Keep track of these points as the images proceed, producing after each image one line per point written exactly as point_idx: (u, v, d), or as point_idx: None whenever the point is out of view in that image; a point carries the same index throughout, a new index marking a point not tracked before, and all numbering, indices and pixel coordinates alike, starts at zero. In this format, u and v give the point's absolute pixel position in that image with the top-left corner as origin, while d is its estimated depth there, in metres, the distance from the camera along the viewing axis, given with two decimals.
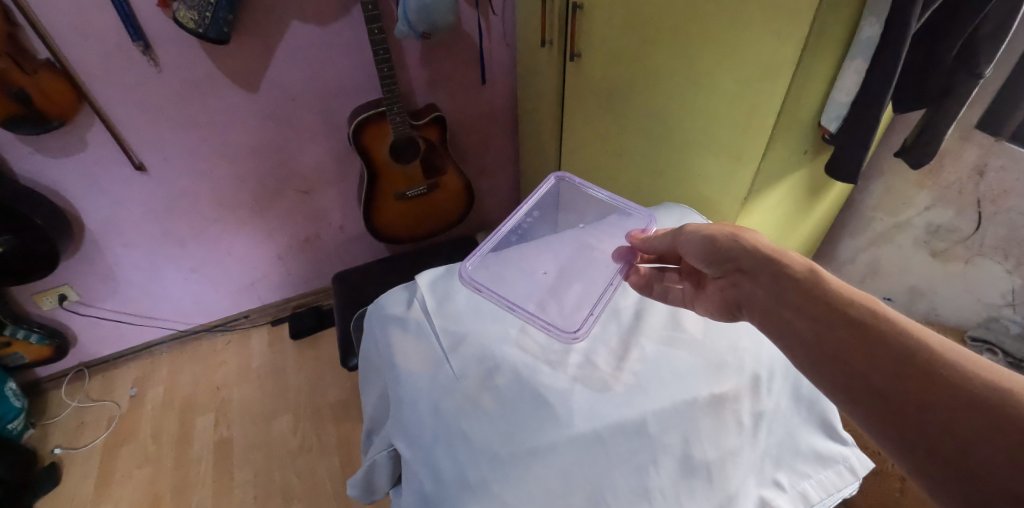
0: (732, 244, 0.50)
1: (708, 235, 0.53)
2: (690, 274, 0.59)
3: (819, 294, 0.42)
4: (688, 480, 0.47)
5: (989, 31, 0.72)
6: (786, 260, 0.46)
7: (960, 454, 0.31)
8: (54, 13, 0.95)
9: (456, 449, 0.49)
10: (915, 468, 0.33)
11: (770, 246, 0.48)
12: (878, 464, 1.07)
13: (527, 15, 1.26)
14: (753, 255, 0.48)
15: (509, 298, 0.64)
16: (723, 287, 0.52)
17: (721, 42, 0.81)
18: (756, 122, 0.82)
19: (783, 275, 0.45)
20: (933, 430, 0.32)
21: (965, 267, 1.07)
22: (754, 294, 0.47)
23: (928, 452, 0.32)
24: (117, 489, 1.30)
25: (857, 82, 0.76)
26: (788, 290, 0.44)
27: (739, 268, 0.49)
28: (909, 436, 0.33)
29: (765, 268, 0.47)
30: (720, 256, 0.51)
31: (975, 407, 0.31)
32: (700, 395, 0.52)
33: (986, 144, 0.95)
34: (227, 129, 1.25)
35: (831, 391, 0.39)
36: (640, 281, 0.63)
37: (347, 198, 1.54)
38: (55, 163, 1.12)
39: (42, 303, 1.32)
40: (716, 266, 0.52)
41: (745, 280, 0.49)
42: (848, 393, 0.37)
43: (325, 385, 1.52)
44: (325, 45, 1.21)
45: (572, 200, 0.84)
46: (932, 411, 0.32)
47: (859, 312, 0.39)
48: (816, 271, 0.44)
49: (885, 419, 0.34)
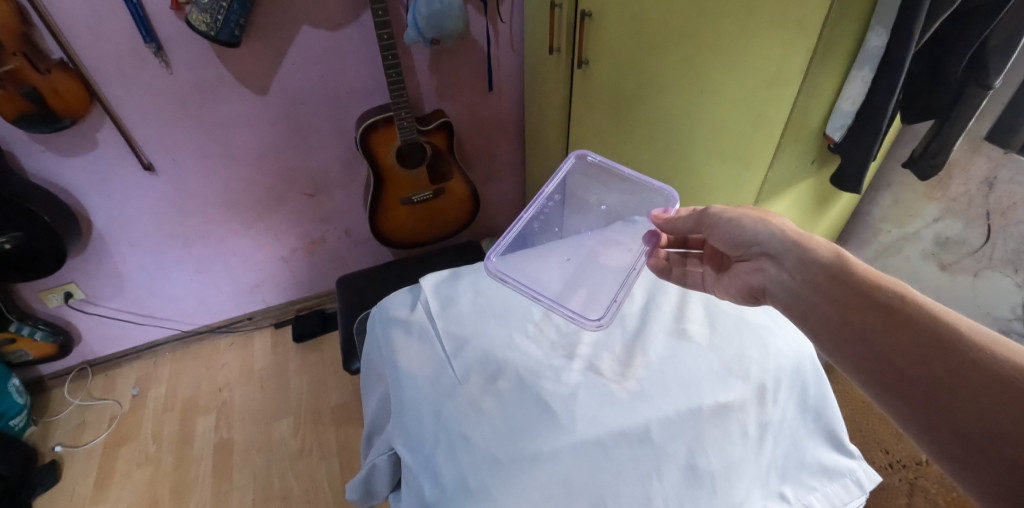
0: (760, 228, 0.53)
1: (733, 220, 0.56)
2: (712, 258, 0.66)
3: (845, 276, 0.44)
4: (692, 490, 0.46)
5: (998, 43, 0.71)
6: (813, 244, 0.48)
7: (989, 437, 0.32)
8: (70, 15, 0.97)
9: (456, 452, 0.48)
10: (947, 450, 0.34)
11: (796, 231, 0.51)
12: (884, 479, 1.08)
13: (535, 22, 1.27)
14: (780, 239, 0.51)
15: (535, 288, 0.66)
16: (747, 271, 0.56)
17: (723, 49, 0.82)
18: (763, 133, 0.83)
19: (808, 260, 0.47)
20: (962, 411, 0.34)
21: (974, 280, 1.05)
22: (779, 278, 0.50)
23: (952, 433, 0.34)
24: (116, 488, 1.29)
25: (863, 91, 0.76)
26: (813, 273, 0.46)
27: (764, 252, 0.53)
28: (938, 419, 0.35)
29: (792, 252, 0.49)
30: (745, 240, 0.55)
31: (1000, 386, 0.33)
32: (705, 403, 0.51)
33: (996, 156, 0.93)
34: (236, 132, 1.26)
35: (856, 373, 0.41)
36: (660, 265, 0.68)
37: (353, 202, 1.54)
38: (65, 162, 1.13)
39: (47, 301, 1.33)
40: (740, 249, 0.56)
41: (769, 264, 0.52)
42: (874, 373, 0.39)
43: (327, 389, 1.51)
44: (336, 49, 1.22)
45: (591, 177, 0.87)
46: (958, 392, 0.34)
47: (884, 294, 0.41)
48: (842, 256, 0.46)
49: (909, 401, 0.37)
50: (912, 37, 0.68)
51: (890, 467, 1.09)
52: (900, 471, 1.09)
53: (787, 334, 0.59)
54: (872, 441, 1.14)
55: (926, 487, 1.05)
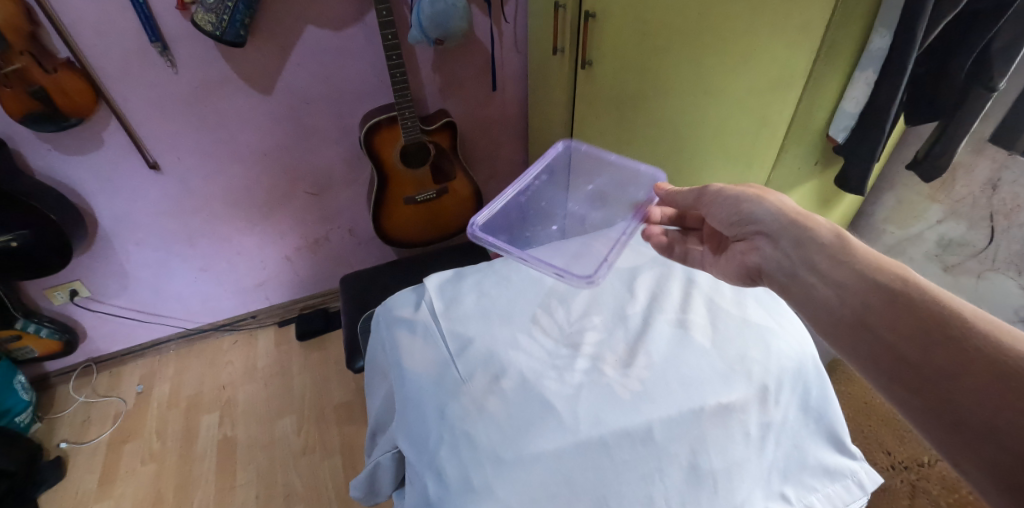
0: (757, 206, 0.54)
1: (731, 197, 0.56)
2: (712, 238, 0.66)
3: (846, 259, 0.44)
4: (695, 490, 0.46)
5: (1002, 45, 0.71)
6: (809, 223, 0.49)
7: (988, 427, 0.31)
8: (76, 14, 0.97)
9: (461, 451, 0.48)
10: (949, 441, 0.33)
11: (796, 209, 0.51)
12: (886, 480, 1.08)
13: (539, 22, 1.27)
14: (778, 218, 0.51)
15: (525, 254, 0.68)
16: (743, 250, 0.56)
17: (722, 50, 0.83)
18: (767, 133, 0.89)
19: (807, 240, 0.48)
20: (963, 401, 0.33)
21: (976, 281, 1.04)
22: (775, 258, 0.51)
23: (952, 421, 0.33)
24: (120, 484, 1.30)
25: (866, 92, 0.78)
26: (815, 257, 0.46)
27: (760, 230, 0.53)
28: (941, 410, 0.34)
29: (790, 233, 0.50)
30: (741, 218, 0.55)
31: (1002, 373, 0.32)
32: (708, 404, 0.51)
33: (999, 158, 0.93)
34: (241, 131, 1.26)
35: (858, 358, 0.41)
36: (663, 242, 0.69)
37: (357, 201, 1.54)
38: (71, 161, 1.14)
39: (53, 298, 1.34)
40: (736, 228, 0.56)
41: (765, 243, 0.52)
42: (876, 360, 0.40)
43: (330, 387, 1.52)
44: (341, 50, 1.23)
45: (582, 163, 0.92)
46: (957, 379, 0.34)
47: (885, 278, 0.41)
48: (841, 236, 0.46)
49: (909, 387, 0.37)
50: (914, 42, 0.68)
51: (891, 468, 1.09)
52: (902, 472, 1.09)
53: (789, 335, 0.59)
54: (874, 442, 1.14)
55: (928, 489, 1.05)
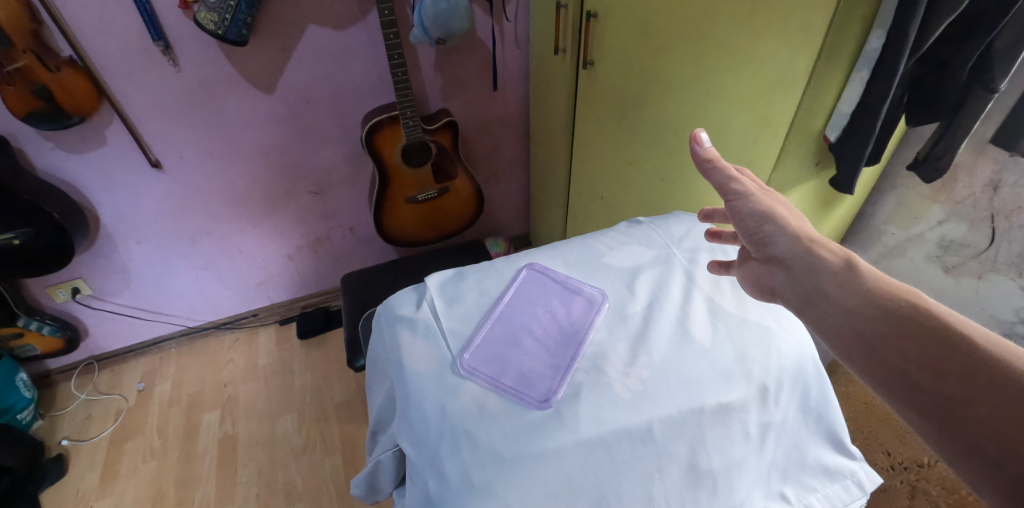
0: (777, 230, 0.49)
1: (761, 213, 0.50)
2: None
3: (856, 285, 0.43)
4: (694, 489, 0.47)
5: (1004, 46, 0.71)
6: (822, 251, 0.46)
7: (1003, 454, 0.32)
8: (79, 13, 0.98)
9: (464, 452, 0.48)
10: (960, 462, 0.34)
11: (811, 235, 0.48)
12: None
13: (540, 22, 1.27)
14: (792, 244, 0.48)
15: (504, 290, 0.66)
16: (759, 270, 0.53)
17: (712, 47, 0.85)
18: (768, 134, 0.84)
19: (819, 269, 0.46)
20: (977, 428, 0.33)
21: (978, 283, 1.00)
22: (790, 284, 0.48)
23: (967, 447, 0.33)
24: (120, 482, 1.31)
25: (860, 91, 0.75)
26: (823, 285, 0.45)
27: (776, 257, 0.50)
28: (950, 431, 0.34)
29: (802, 261, 0.47)
30: (760, 241, 0.51)
31: (1015, 399, 0.32)
32: (707, 403, 0.51)
33: (1001, 159, 0.90)
34: (242, 130, 1.27)
35: (867, 379, 0.41)
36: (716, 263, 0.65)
37: (358, 200, 1.55)
38: (72, 159, 1.14)
39: (55, 296, 1.34)
40: (758, 249, 0.52)
41: (778, 271, 0.50)
42: (885, 384, 0.39)
43: (331, 385, 1.52)
44: (342, 49, 1.23)
45: None
46: (969, 406, 0.34)
47: (897, 305, 0.40)
48: (851, 261, 0.45)
49: (921, 413, 0.36)
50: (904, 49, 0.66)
51: (891, 468, 1.11)
52: (902, 472, 1.09)
53: (789, 334, 0.58)
54: (874, 442, 1.15)
55: (928, 490, 1.04)
